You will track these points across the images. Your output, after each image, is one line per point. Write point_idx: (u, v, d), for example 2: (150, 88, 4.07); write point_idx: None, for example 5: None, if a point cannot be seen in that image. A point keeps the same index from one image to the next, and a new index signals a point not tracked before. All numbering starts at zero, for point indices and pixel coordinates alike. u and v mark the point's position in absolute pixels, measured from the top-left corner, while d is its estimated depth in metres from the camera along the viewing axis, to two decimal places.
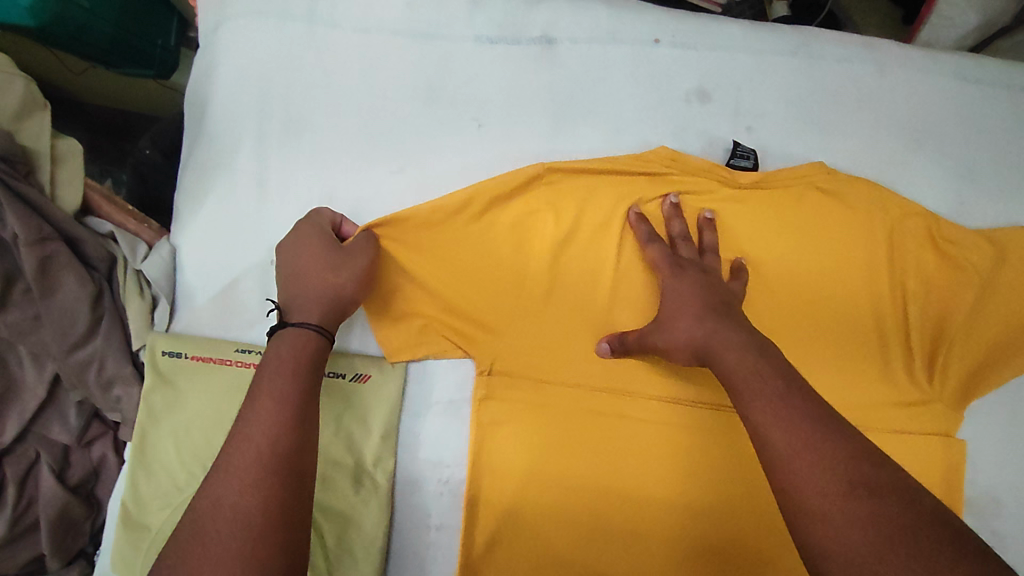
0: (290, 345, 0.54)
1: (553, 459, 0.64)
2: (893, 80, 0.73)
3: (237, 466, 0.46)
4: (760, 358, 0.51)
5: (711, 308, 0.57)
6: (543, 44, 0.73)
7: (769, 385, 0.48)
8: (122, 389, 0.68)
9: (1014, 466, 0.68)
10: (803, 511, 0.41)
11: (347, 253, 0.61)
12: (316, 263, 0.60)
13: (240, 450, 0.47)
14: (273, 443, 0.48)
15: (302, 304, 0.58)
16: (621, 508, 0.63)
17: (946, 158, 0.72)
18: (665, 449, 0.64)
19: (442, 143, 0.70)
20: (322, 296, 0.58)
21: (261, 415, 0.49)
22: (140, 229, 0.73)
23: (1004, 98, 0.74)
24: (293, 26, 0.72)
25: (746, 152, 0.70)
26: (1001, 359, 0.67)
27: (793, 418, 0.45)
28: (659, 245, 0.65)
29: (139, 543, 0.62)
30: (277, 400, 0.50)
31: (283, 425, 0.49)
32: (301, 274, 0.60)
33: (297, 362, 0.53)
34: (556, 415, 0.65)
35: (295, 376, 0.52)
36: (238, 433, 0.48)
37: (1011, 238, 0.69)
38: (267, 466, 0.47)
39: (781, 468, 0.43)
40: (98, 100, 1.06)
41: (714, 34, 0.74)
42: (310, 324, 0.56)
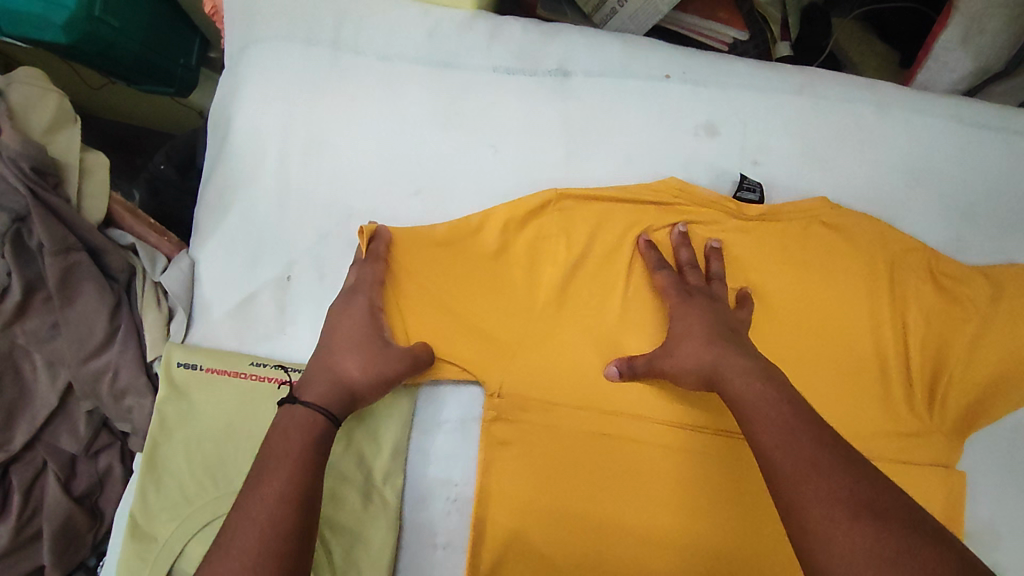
0: (297, 424, 0.56)
1: (559, 484, 0.65)
2: (892, 122, 0.76)
3: (242, 548, 0.48)
4: (767, 388, 0.52)
5: (720, 340, 0.58)
6: (558, 76, 0.75)
7: (777, 416, 0.49)
8: (134, 400, 0.68)
9: (1011, 498, 0.69)
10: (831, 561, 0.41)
11: (388, 356, 0.62)
12: (348, 349, 0.61)
13: (241, 529, 0.49)
14: (276, 523, 0.49)
15: (316, 382, 0.60)
16: (626, 535, 0.64)
17: (943, 197, 0.74)
18: (671, 476, 0.65)
19: (458, 168, 0.72)
20: (339, 382, 0.60)
21: (265, 495, 0.51)
22: (159, 242, 0.73)
23: (1000, 140, 0.76)
24: (319, 51, 0.74)
25: (752, 185, 0.72)
26: (1002, 392, 0.69)
27: (812, 467, 0.45)
28: (669, 271, 0.67)
29: (146, 555, 0.63)
30: (286, 484, 0.52)
31: (288, 503, 0.51)
32: (335, 355, 0.62)
33: (305, 448, 0.54)
34: (563, 439, 0.66)
35: (301, 459, 0.54)
36: (241, 513, 0.50)
37: (1006, 274, 0.71)
38: (266, 546, 0.48)
39: (800, 509, 0.44)
40: (115, 114, 1.08)
41: (725, 72, 0.76)
42: (322, 410, 0.57)
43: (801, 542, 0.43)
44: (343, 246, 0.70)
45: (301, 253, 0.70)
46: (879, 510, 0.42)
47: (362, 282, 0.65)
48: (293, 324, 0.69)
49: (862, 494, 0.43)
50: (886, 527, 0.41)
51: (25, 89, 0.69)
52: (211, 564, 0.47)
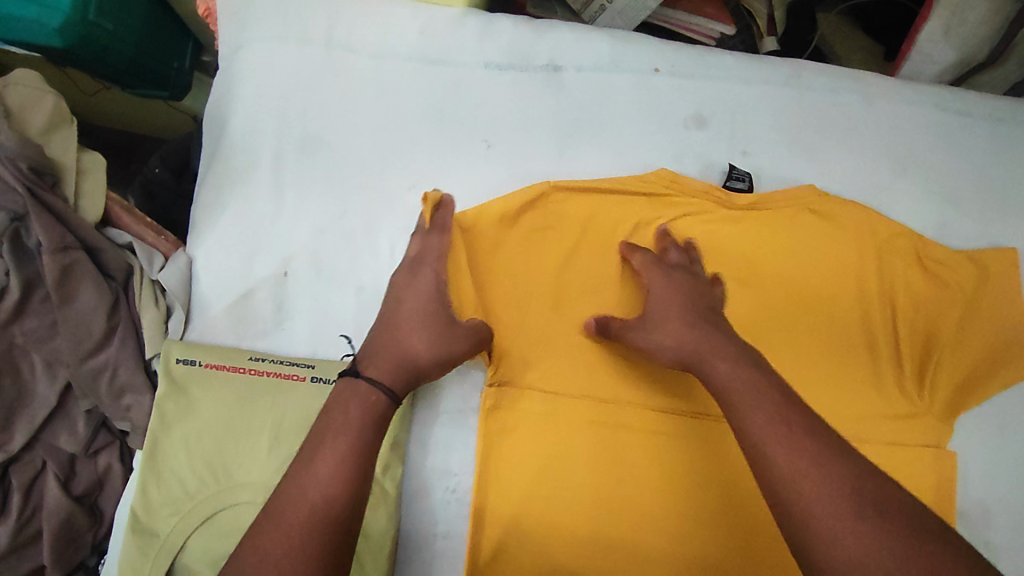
0: (359, 401, 0.56)
1: (556, 473, 0.65)
2: (877, 110, 0.77)
3: (292, 523, 0.49)
4: (753, 371, 0.53)
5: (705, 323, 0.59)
6: (549, 71, 0.75)
7: (757, 395, 0.50)
8: (133, 397, 0.69)
9: (1002, 478, 0.70)
10: (811, 536, 0.43)
11: (455, 335, 0.62)
12: (414, 328, 0.62)
13: (295, 507, 0.50)
14: (327, 506, 0.50)
15: (382, 358, 0.60)
16: (624, 522, 0.65)
17: (929, 183, 0.75)
18: (665, 462, 0.66)
19: (452, 163, 0.73)
20: (404, 360, 0.60)
21: (319, 475, 0.51)
22: (157, 241, 0.74)
23: (984, 126, 0.77)
24: (311, 51, 0.75)
25: (741, 174, 0.73)
26: (987, 373, 0.71)
27: (792, 444, 0.47)
28: (647, 254, 0.68)
29: (148, 550, 0.63)
30: (337, 463, 0.52)
31: (340, 486, 0.51)
32: (399, 332, 0.62)
33: (362, 426, 0.55)
34: (559, 428, 0.66)
35: (357, 439, 0.54)
36: (296, 492, 0.51)
37: (991, 258, 0.73)
38: (315, 528, 0.49)
39: (781, 486, 0.45)
40: (108, 119, 1.08)
41: (713, 64, 0.77)
42: (383, 387, 0.58)
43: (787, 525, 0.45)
44: (339, 242, 0.71)
45: (297, 249, 0.71)
46: (855, 485, 0.44)
47: (429, 254, 0.66)
48: (291, 319, 0.70)
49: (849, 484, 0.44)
50: (862, 500, 0.44)
51: (21, 90, 0.69)
52: (262, 538, 0.49)
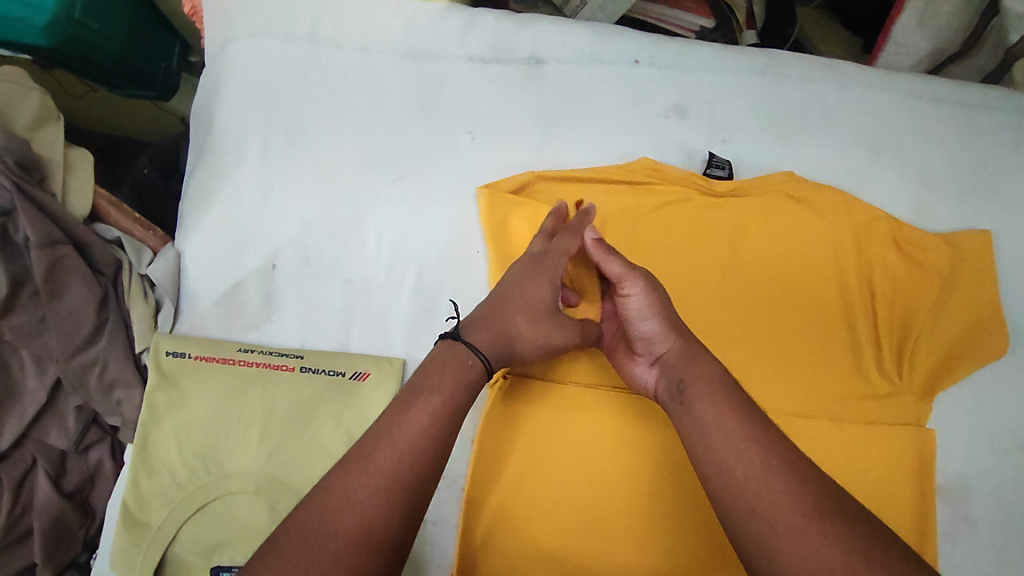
0: (457, 366, 0.53)
1: (546, 461, 0.67)
2: (852, 98, 0.78)
3: (375, 470, 0.44)
4: (716, 364, 0.53)
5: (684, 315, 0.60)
6: (532, 63, 0.77)
7: (714, 388, 0.51)
8: (123, 391, 0.69)
9: (980, 454, 0.72)
10: (750, 521, 0.44)
11: (557, 325, 0.60)
12: (525, 312, 0.59)
13: (385, 454, 0.45)
14: (416, 457, 0.46)
15: (486, 327, 0.57)
16: (612, 510, 0.66)
17: (904, 168, 0.77)
18: (654, 449, 0.67)
19: (438, 155, 0.74)
20: (507, 337, 0.58)
21: (411, 425, 0.47)
22: (145, 235, 0.74)
23: (956, 112, 0.79)
24: (297, 46, 0.76)
25: (721, 162, 0.75)
26: (962, 352, 0.73)
27: (740, 441, 0.47)
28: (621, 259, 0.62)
29: (139, 542, 0.64)
30: (430, 418, 0.48)
31: (430, 441, 0.47)
32: (513, 312, 0.59)
33: (457, 385, 0.52)
34: (549, 416, 0.68)
35: (453, 398, 0.51)
36: (387, 439, 0.46)
37: (965, 240, 0.75)
38: (404, 478, 0.45)
39: (724, 471, 0.46)
40: (94, 124, 1.08)
41: (692, 55, 0.78)
42: (483, 357, 0.55)
43: (728, 512, 0.46)
44: (326, 234, 0.72)
45: (285, 241, 0.71)
46: (799, 481, 0.44)
47: (553, 249, 0.64)
48: (279, 311, 0.71)
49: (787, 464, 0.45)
50: (807, 497, 0.43)
51: (6, 86, 0.70)
52: (346, 478, 0.44)
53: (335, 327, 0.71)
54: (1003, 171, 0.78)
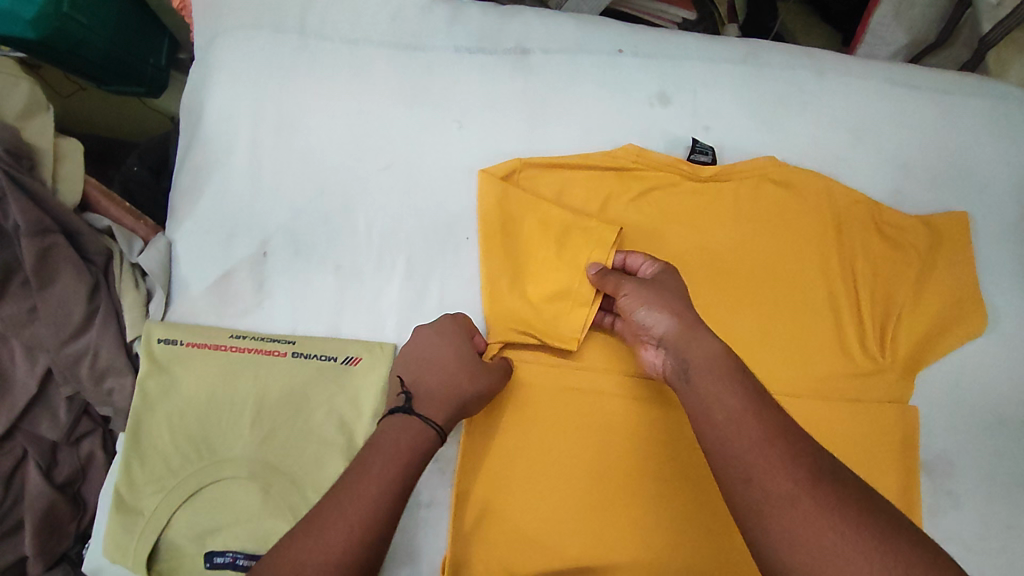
0: (407, 432, 0.57)
1: (537, 443, 0.68)
2: (831, 85, 0.80)
3: (326, 543, 0.47)
4: (719, 341, 0.55)
5: (678, 296, 0.60)
6: (517, 54, 0.78)
7: (713, 366, 0.52)
8: (115, 381, 0.69)
9: (961, 430, 0.74)
10: (750, 493, 0.45)
11: (486, 367, 0.64)
12: (448, 366, 0.63)
13: (336, 518, 0.48)
14: (370, 519, 0.49)
15: (430, 395, 0.61)
16: (604, 496, 0.67)
17: (882, 153, 0.79)
18: (649, 446, 0.68)
19: (426, 145, 0.75)
20: (452, 397, 0.61)
21: (363, 488, 0.51)
22: (136, 225, 0.75)
23: (932, 97, 0.81)
24: (286, 38, 0.76)
25: (705, 148, 0.76)
26: (941, 331, 0.75)
27: (741, 417, 0.48)
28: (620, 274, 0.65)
29: (133, 527, 0.64)
30: (381, 486, 0.51)
31: (383, 501, 0.51)
32: (436, 372, 0.63)
33: (411, 449, 0.56)
34: (547, 412, 0.68)
35: (405, 462, 0.54)
36: (338, 504, 0.50)
37: (943, 222, 0.76)
38: (356, 540, 0.48)
39: (727, 446, 0.48)
40: (83, 126, 1.08)
41: (674, 45, 0.80)
42: (435, 423, 0.59)
43: (728, 484, 0.47)
44: (316, 222, 0.73)
45: (276, 229, 0.72)
46: (796, 454, 0.46)
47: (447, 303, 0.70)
48: (270, 299, 0.71)
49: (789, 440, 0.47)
50: (803, 468, 0.45)
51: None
52: (298, 541, 0.47)
53: (326, 314, 0.71)
54: (979, 153, 0.80)
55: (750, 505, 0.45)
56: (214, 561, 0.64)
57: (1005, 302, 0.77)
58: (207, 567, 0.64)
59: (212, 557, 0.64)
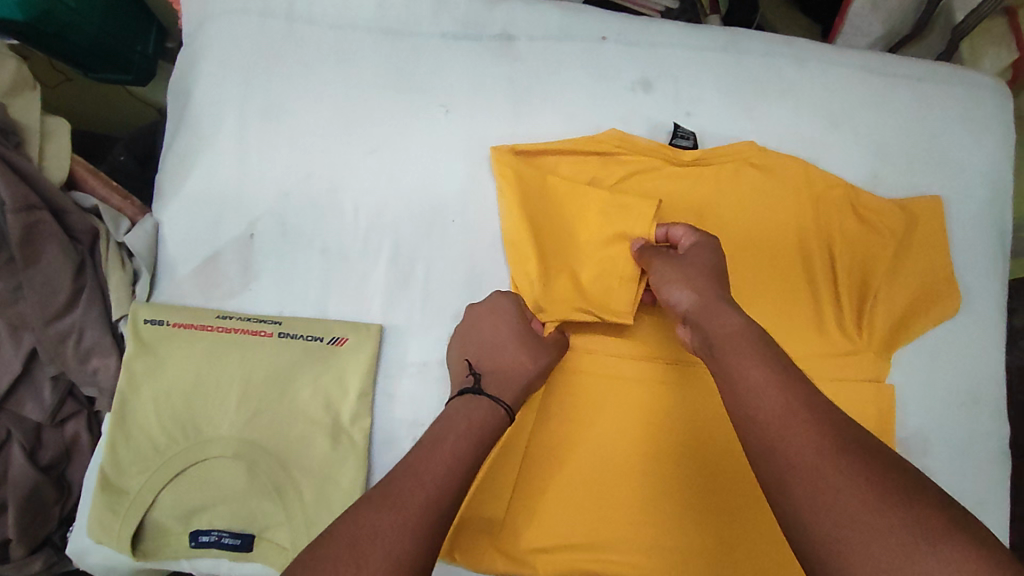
0: (476, 410, 0.59)
1: (567, 426, 0.70)
2: (810, 72, 0.82)
3: (402, 502, 0.48)
4: (740, 314, 0.53)
5: (706, 270, 0.59)
6: (502, 40, 0.79)
7: (745, 335, 0.50)
8: (100, 360, 0.70)
9: (935, 407, 0.76)
10: (777, 456, 0.42)
11: (544, 347, 0.67)
12: (513, 350, 0.66)
13: (410, 484, 0.50)
14: (442, 486, 0.51)
15: (496, 375, 0.64)
16: (625, 481, 0.68)
17: (859, 138, 0.81)
18: (682, 452, 0.69)
19: (412, 129, 0.76)
20: (519, 379, 0.64)
21: (440, 459, 0.53)
22: (124, 205, 0.75)
23: (906, 86, 0.83)
24: (273, 23, 0.77)
25: (686, 133, 0.78)
26: (916, 312, 0.77)
27: (765, 386, 0.46)
28: (655, 250, 0.65)
29: (117, 507, 0.64)
30: (454, 459, 0.53)
31: (455, 472, 0.52)
32: (501, 354, 0.65)
33: (481, 426, 0.58)
34: (588, 410, 0.70)
35: (471, 436, 0.56)
36: (408, 471, 0.51)
37: (919, 206, 0.78)
38: (431, 507, 0.49)
39: (757, 409, 0.45)
40: (75, 120, 1.09)
41: (656, 32, 0.81)
42: (503, 403, 0.61)
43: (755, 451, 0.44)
44: (302, 204, 0.73)
45: (263, 212, 0.73)
46: (822, 414, 0.43)
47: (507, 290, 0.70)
48: (256, 280, 0.72)
49: (818, 404, 0.44)
50: (834, 432, 0.42)
51: None
52: (368, 503, 0.48)
53: (313, 295, 0.72)
54: (952, 139, 0.82)
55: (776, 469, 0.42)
56: (199, 540, 0.65)
57: (976, 283, 0.79)
58: (191, 546, 0.65)
59: (197, 536, 0.65)
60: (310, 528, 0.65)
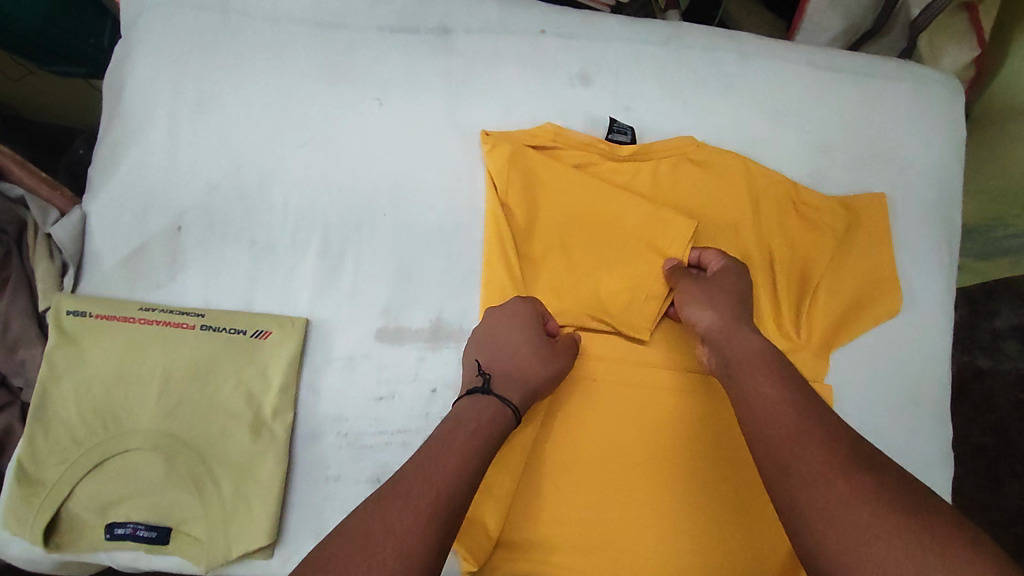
0: (484, 410, 0.60)
1: (575, 435, 0.68)
2: (753, 68, 0.81)
3: (411, 505, 0.50)
4: (758, 341, 0.58)
5: (732, 295, 0.64)
6: (439, 33, 0.78)
7: (759, 362, 0.55)
8: (27, 351, 0.71)
9: (875, 408, 0.74)
10: (790, 474, 0.46)
11: (556, 352, 0.66)
12: (524, 352, 0.65)
13: (420, 486, 0.51)
14: (450, 489, 0.52)
15: (507, 378, 0.64)
16: (633, 496, 0.67)
17: (802, 134, 0.80)
18: (691, 469, 0.68)
19: (345, 122, 0.75)
20: (526, 382, 0.64)
21: (447, 462, 0.54)
22: (51, 196, 0.75)
23: (851, 82, 0.81)
24: (207, 15, 0.77)
25: (622, 128, 0.77)
26: (856, 312, 0.75)
27: (778, 405, 0.51)
28: (682, 272, 0.69)
29: (33, 499, 0.64)
30: (464, 460, 0.55)
31: (463, 474, 0.54)
32: (512, 357, 0.65)
33: (489, 427, 0.59)
34: (598, 419, 0.69)
35: (476, 437, 0.57)
36: (419, 473, 0.53)
37: (862, 203, 0.77)
38: (438, 509, 0.50)
39: (769, 432, 0.49)
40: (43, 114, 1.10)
41: (596, 26, 0.81)
42: (511, 404, 0.61)
43: (767, 469, 0.48)
44: (232, 197, 0.73)
45: (191, 204, 0.72)
46: (833, 438, 0.47)
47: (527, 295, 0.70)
48: (184, 272, 0.72)
49: (826, 427, 0.48)
50: (840, 453, 0.46)
51: None
52: (382, 504, 0.50)
53: (240, 288, 0.72)
54: (899, 137, 0.80)
55: (784, 488, 0.46)
56: (114, 532, 0.65)
57: (918, 282, 0.78)
58: (107, 538, 0.65)
59: (113, 528, 0.65)
60: (229, 524, 0.65)
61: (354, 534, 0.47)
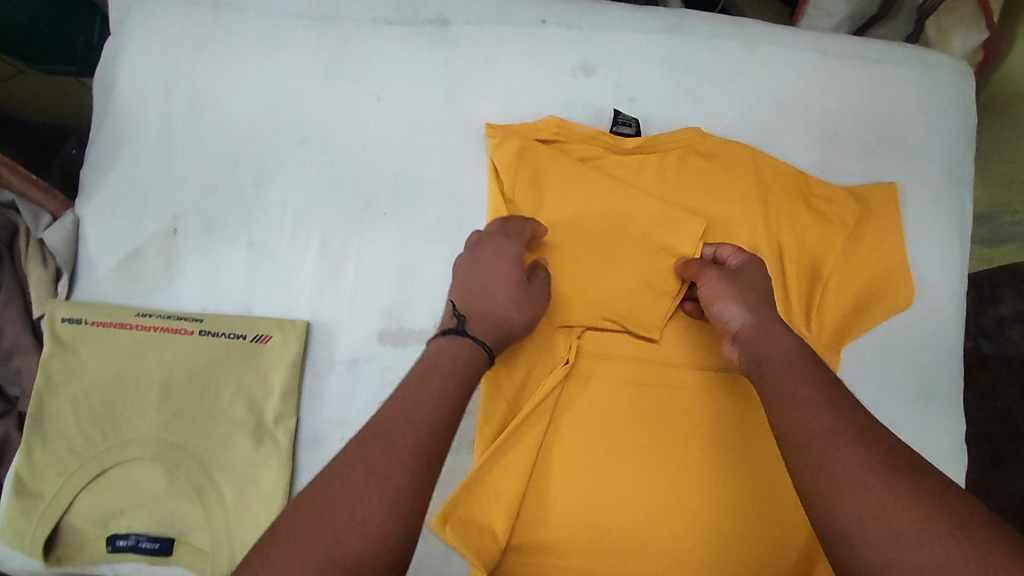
0: (459, 346, 0.58)
1: (581, 435, 0.67)
2: (759, 55, 0.79)
3: (390, 448, 0.47)
4: (791, 338, 0.56)
5: (759, 293, 0.62)
6: (437, 25, 0.76)
7: (790, 361, 0.54)
8: (21, 359, 0.70)
9: (888, 402, 0.73)
10: (824, 476, 0.45)
11: (531, 296, 0.64)
12: (502, 292, 0.63)
13: (399, 426, 0.48)
14: (430, 428, 0.49)
15: (482, 317, 0.61)
16: (643, 493, 0.66)
17: (810, 123, 0.78)
18: (700, 465, 0.67)
19: (343, 118, 0.73)
20: (501, 321, 0.61)
21: (424, 402, 0.51)
22: (45, 200, 0.72)
23: (859, 68, 0.79)
24: (198, 10, 0.74)
25: (627, 120, 0.75)
26: (867, 304, 0.74)
27: (810, 406, 0.49)
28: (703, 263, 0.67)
29: (32, 511, 0.63)
30: (440, 401, 0.52)
31: (442, 414, 0.51)
32: (489, 296, 0.63)
33: (465, 367, 0.56)
34: (603, 417, 0.68)
35: (451, 378, 0.54)
36: (396, 412, 0.50)
37: (871, 193, 0.75)
38: (420, 450, 0.48)
39: (800, 433, 0.48)
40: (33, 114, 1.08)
41: (598, 15, 0.78)
42: (486, 346, 0.59)
43: (798, 469, 0.47)
44: (228, 197, 0.71)
45: (186, 205, 0.71)
46: (867, 439, 0.45)
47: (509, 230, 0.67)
48: (181, 276, 0.70)
49: (861, 427, 0.47)
50: (877, 455, 0.44)
51: None
52: (359, 446, 0.47)
53: (239, 292, 0.70)
54: (909, 124, 0.78)
55: (817, 489, 0.45)
56: (116, 544, 0.64)
57: (930, 273, 0.76)
58: (109, 550, 0.64)
59: (115, 540, 0.64)
60: (233, 532, 0.64)
61: (334, 481, 0.45)
